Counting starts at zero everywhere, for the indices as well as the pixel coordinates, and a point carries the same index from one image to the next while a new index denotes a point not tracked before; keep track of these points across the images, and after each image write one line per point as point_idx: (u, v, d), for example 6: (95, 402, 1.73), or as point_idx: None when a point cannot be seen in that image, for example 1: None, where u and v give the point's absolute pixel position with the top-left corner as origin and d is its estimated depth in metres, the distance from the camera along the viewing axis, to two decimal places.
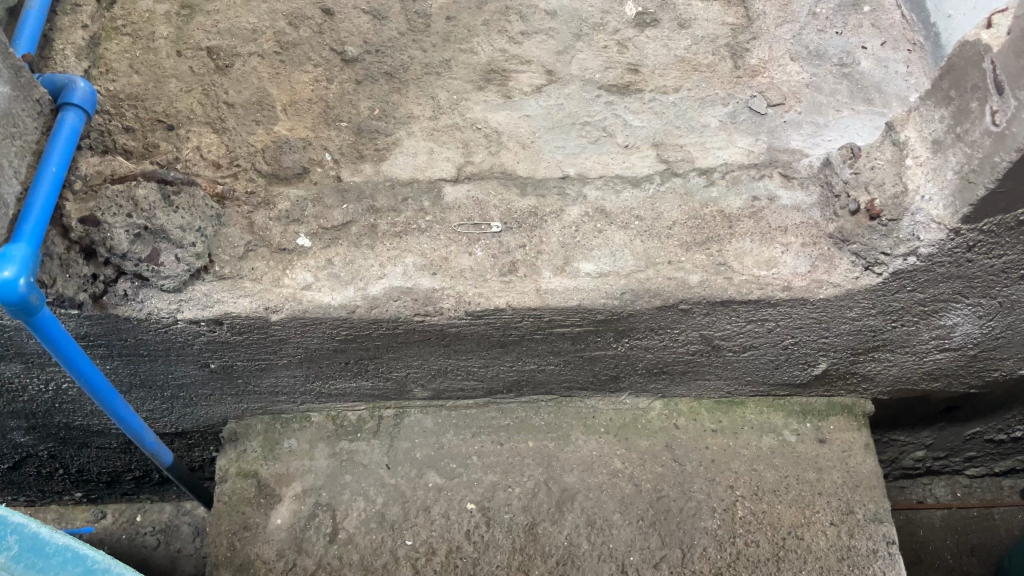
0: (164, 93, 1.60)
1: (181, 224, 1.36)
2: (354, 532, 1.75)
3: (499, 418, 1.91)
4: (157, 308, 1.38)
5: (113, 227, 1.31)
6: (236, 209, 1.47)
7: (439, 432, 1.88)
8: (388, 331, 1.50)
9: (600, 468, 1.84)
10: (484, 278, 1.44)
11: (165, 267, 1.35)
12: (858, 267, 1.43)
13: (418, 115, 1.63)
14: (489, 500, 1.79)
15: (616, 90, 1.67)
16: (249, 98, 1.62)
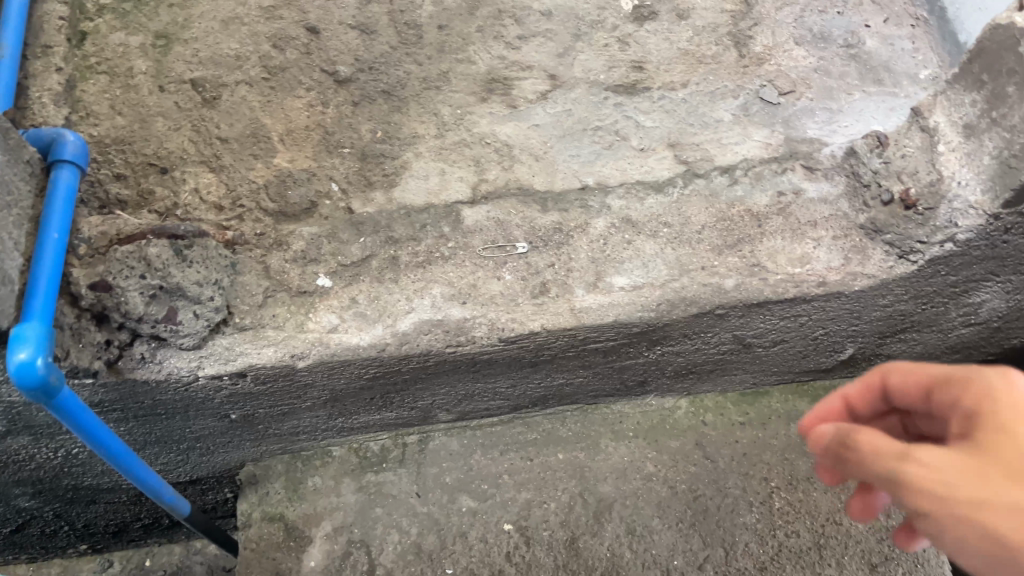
0: (152, 133, 1.51)
1: (197, 279, 1.28)
2: (392, 567, 1.70)
3: (526, 433, 1.87)
4: (177, 367, 1.31)
5: (126, 290, 1.22)
6: (249, 254, 1.39)
7: (466, 454, 1.84)
8: (418, 364, 1.44)
9: (633, 473, 1.81)
10: (516, 303, 1.39)
11: (183, 325, 1.28)
12: (892, 256, 1.40)
13: (423, 134, 1.56)
14: (526, 519, 1.75)
15: (623, 91, 1.62)
16: (243, 131, 1.53)
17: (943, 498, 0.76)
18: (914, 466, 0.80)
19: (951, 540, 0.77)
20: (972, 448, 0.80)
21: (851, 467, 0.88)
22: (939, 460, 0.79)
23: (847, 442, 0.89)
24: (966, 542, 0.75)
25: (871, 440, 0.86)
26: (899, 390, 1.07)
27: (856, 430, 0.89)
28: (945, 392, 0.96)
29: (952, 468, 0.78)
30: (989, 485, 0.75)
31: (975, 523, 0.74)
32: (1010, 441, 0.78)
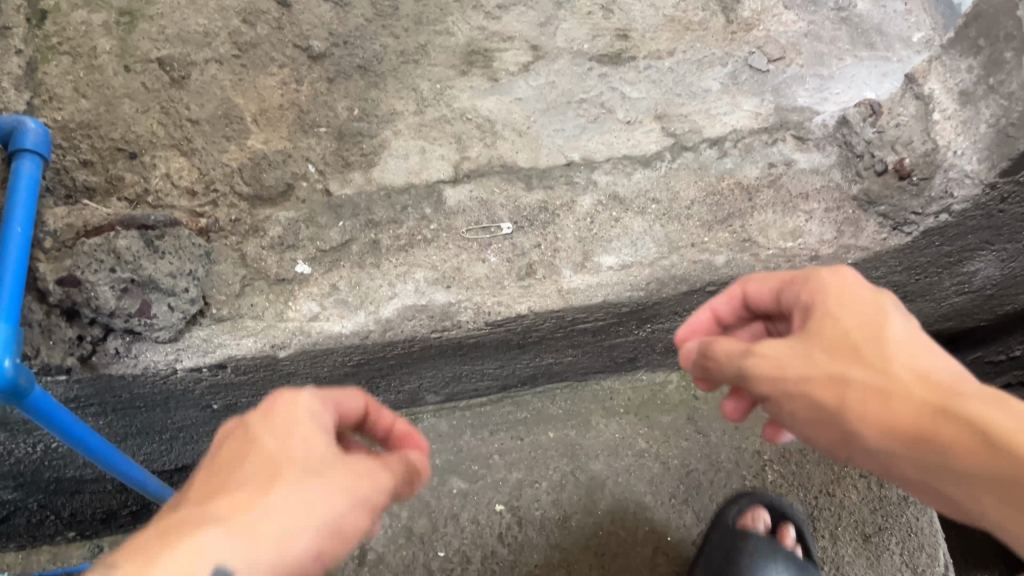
0: (118, 116, 1.45)
1: (171, 271, 1.23)
2: (383, 551, 1.69)
3: (515, 412, 1.84)
4: (154, 361, 1.28)
5: (96, 285, 1.17)
6: (224, 241, 1.34)
7: (455, 435, 1.81)
8: (404, 350, 1.41)
9: (625, 450, 1.79)
10: (501, 285, 1.36)
11: (158, 319, 1.23)
12: (886, 228, 1.39)
13: (402, 111, 1.50)
14: (518, 499, 1.74)
15: (608, 61, 1.56)
16: (214, 112, 1.47)
17: (779, 377, 0.89)
18: (756, 356, 0.91)
19: (789, 411, 0.90)
20: (800, 334, 0.91)
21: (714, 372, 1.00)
22: (775, 348, 0.90)
23: (706, 353, 1.00)
24: (801, 411, 0.89)
25: (722, 344, 0.97)
26: (755, 298, 1.07)
27: (713, 339, 0.99)
28: (791, 291, 0.99)
29: (782, 353, 0.89)
30: (812, 362, 0.87)
31: (802, 398, 0.87)
32: (831, 323, 0.89)
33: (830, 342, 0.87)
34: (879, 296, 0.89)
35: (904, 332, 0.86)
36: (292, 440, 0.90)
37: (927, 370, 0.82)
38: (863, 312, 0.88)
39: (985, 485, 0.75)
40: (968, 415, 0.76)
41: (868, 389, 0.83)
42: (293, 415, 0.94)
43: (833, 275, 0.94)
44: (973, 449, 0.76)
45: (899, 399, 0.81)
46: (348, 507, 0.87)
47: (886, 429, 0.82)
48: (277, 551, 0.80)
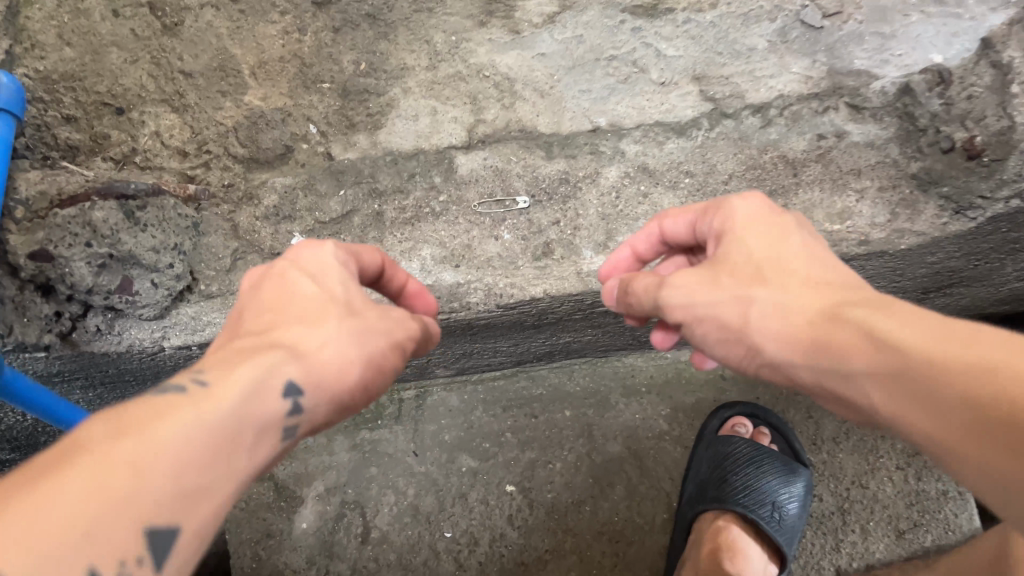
0: (105, 67, 1.31)
1: (149, 244, 1.11)
2: (387, 529, 1.62)
3: (531, 388, 1.73)
4: (139, 339, 1.19)
5: (71, 260, 1.06)
6: (215, 211, 1.23)
7: (466, 411, 1.71)
8: None
9: (645, 433, 1.69)
10: (515, 266, 1.25)
11: (140, 296, 1.14)
12: (947, 212, 1.24)
13: (413, 66, 1.35)
14: (529, 480, 1.66)
15: (643, 13, 1.34)
16: (208, 64, 1.34)
17: (689, 306, 0.96)
18: (670, 289, 0.97)
19: (699, 334, 0.97)
20: (709, 260, 0.99)
21: (658, 309, 1.00)
22: (687, 276, 0.97)
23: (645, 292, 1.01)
24: (710, 332, 0.95)
25: (641, 280, 1.03)
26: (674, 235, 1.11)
27: (631, 277, 1.06)
28: (704, 222, 1.05)
29: (692, 281, 0.96)
30: (718, 286, 0.94)
31: (712, 320, 0.94)
32: (736, 248, 0.97)
33: (730, 267, 0.95)
34: (774, 217, 0.98)
35: (798, 256, 0.94)
36: (324, 284, 0.94)
37: (823, 292, 0.88)
38: (763, 237, 0.96)
39: (878, 380, 0.77)
40: (861, 322, 0.80)
41: (772, 305, 0.90)
42: (323, 264, 0.97)
43: (732, 203, 1.01)
44: (873, 352, 0.78)
45: (792, 313, 0.88)
46: (381, 347, 0.93)
47: (785, 343, 0.87)
48: (328, 378, 0.87)
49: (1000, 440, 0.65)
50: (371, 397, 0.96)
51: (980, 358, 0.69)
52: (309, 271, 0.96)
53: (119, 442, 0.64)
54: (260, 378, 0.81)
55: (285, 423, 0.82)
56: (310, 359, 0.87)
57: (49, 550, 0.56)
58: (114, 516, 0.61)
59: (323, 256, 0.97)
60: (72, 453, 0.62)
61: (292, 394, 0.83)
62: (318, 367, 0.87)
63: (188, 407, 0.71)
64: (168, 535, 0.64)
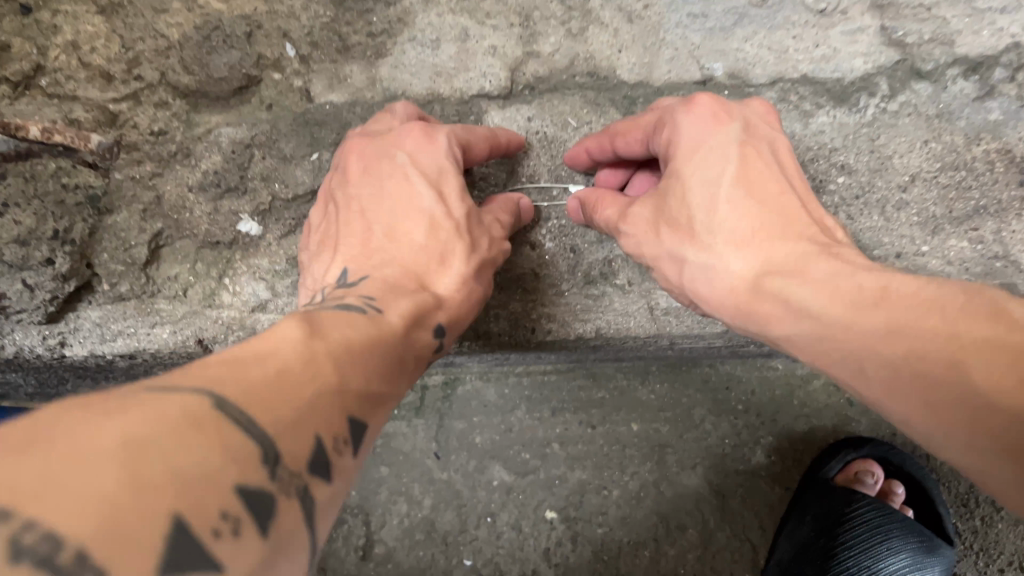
0: None
1: (7, 234, 0.81)
2: (394, 546, 1.31)
3: (592, 390, 1.32)
4: (25, 346, 0.89)
5: None
6: (131, 172, 0.86)
7: (505, 410, 1.32)
8: None
9: (734, 464, 1.30)
10: (557, 293, 0.90)
11: (10, 301, 0.84)
12: None
13: None
14: (576, 508, 1.30)
15: None
16: None
17: (635, 247, 0.78)
18: (628, 237, 0.78)
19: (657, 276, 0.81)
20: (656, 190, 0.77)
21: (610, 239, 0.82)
22: (635, 217, 0.77)
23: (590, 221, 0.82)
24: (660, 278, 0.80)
25: (603, 210, 0.81)
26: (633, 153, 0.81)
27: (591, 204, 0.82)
28: (655, 144, 0.77)
29: (642, 233, 0.77)
30: (658, 235, 0.75)
31: (659, 270, 0.78)
32: (675, 188, 0.73)
33: (667, 215, 0.74)
34: (715, 132, 0.73)
35: (736, 187, 0.71)
36: (444, 196, 0.76)
37: (759, 246, 0.69)
38: (709, 171, 0.72)
39: (810, 353, 0.64)
40: (784, 292, 0.65)
41: (705, 270, 0.72)
42: (439, 167, 0.77)
43: (676, 121, 0.74)
44: (802, 327, 0.64)
45: (721, 270, 0.70)
46: (490, 280, 0.80)
47: (717, 305, 0.72)
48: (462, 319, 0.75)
49: (914, 398, 0.54)
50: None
51: (889, 324, 0.56)
52: (426, 175, 0.77)
53: (316, 340, 0.52)
54: (420, 306, 0.69)
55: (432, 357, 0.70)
56: (450, 302, 0.73)
57: (283, 409, 0.44)
58: (330, 403, 0.49)
59: (440, 150, 0.77)
60: (274, 344, 0.49)
61: (439, 336, 0.70)
62: (455, 309, 0.73)
63: (361, 324, 0.59)
64: (365, 429, 0.52)
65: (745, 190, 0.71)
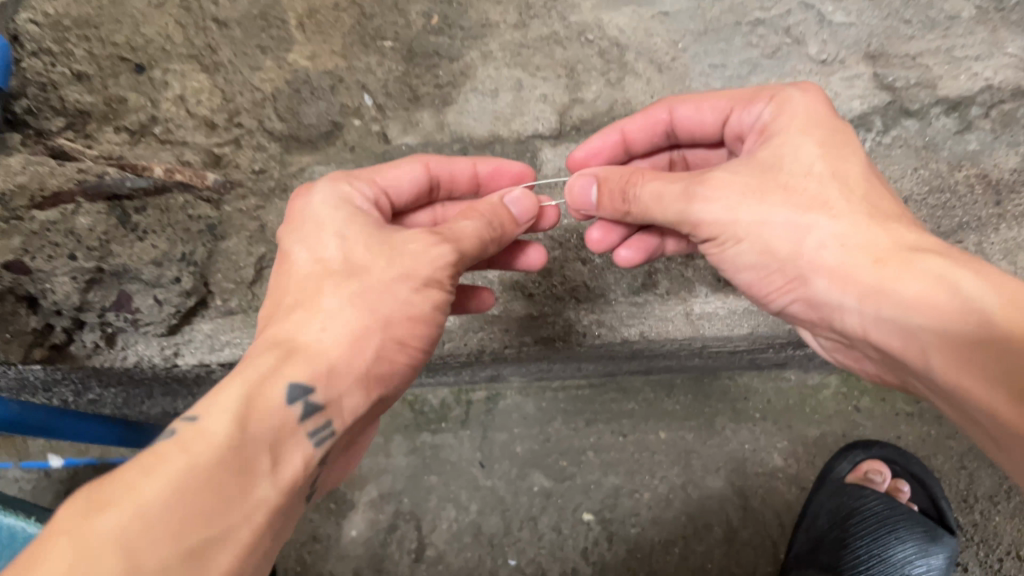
0: (125, 11, 1.05)
1: (147, 256, 0.94)
2: (444, 549, 1.43)
3: (622, 401, 1.47)
4: (145, 356, 1.02)
5: (52, 276, 0.90)
6: (239, 206, 0.99)
7: (543, 421, 1.47)
8: (469, 356, 1.07)
9: (754, 468, 1.43)
10: (608, 300, 1.01)
11: (142, 314, 0.98)
12: None
13: (497, 22, 1.07)
14: (610, 509, 1.42)
15: None
16: (247, 10, 1.07)
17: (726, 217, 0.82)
18: (699, 204, 0.83)
19: (731, 252, 0.85)
20: (749, 163, 0.83)
21: (648, 210, 0.85)
22: (720, 182, 0.82)
23: (626, 193, 0.86)
24: (749, 253, 0.84)
25: (647, 182, 0.85)
26: (693, 121, 0.96)
27: (632, 171, 0.87)
28: (748, 112, 0.89)
29: (736, 196, 0.81)
30: (771, 202, 0.80)
31: (752, 240, 0.82)
32: (792, 157, 0.82)
33: (788, 184, 0.80)
34: (839, 125, 0.83)
35: (864, 180, 0.80)
36: (316, 250, 0.83)
37: (891, 229, 0.76)
38: (835, 157, 0.81)
39: (931, 332, 0.70)
40: (933, 270, 0.71)
41: (835, 235, 0.77)
42: (310, 224, 0.85)
43: (791, 96, 0.85)
44: (941, 313, 0.69)
45: (858, 247, 0.76)
46: (403, 299, 0.80)
47: (837, 285, 0.78)
48: (348, 363, 0.77)
49: None
50: (435, 341, 0.86)
51: None
52: (298, 242, 0.84)
53: (100, 512, 0.57)
54: (256, 388, 0.71)
55: (304, 427, 0.72)
56: (313, 361, 0.75)
57: None
58: None
59: (309, 202, 0.86)
60: (42, 542, 0.56)
61: (302, 397, 0.73)
62: (322, 360, 0.76)
63: (160, 458, 0.62)
64: None
65: (873, 184, 0.80)
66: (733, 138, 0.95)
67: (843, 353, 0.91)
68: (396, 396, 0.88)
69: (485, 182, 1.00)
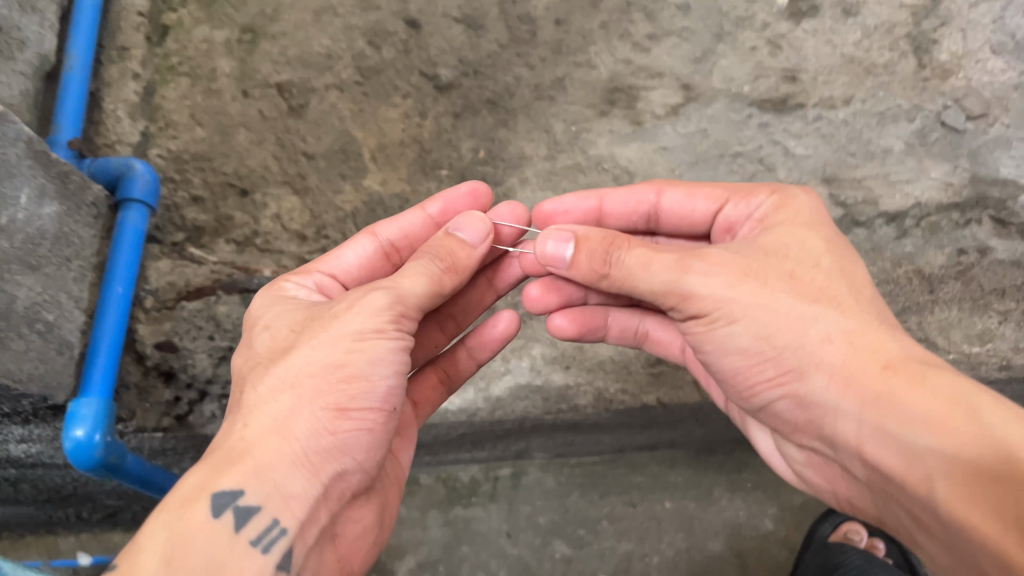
0: (233, 148, 1.34)
1: None
2: None
3: (630, 475, 1.67)
4: None
5: (194, 352, 1.22)
6: None
7: (562, 495, 1.66)
8: (512, 426, 1.27)
9: (748, 532, 1.63)
10: (629, 370, 1.25)
11: None
12: None
13: (532, 155, 1.36)
14: (625, 572, 1.60)
15: (771, 107, 1.37)
16: (331, 146, 1.36)
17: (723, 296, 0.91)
18: (692, 274, 0.92)
19: (721, 332, 0.93)
20: (750, 248, 0.94)
21: (623, 271, 0.94)
22: (715, 258, 0.93)
23: (609, 256, 0.95)
24: (741, 334, 0.92)
25: (633, 249, 0.94)
26: (677, 207, 1.11)
27: (615, 235, 0.96)
28: (740, 206, 1.04)
29: (725, 272, 0.91)
30: (772, 288, 0.90)
31: (744, 323, 0.91)
32: (797, 246, 0.94)
33: (797, 276, 0.92)
34: (838, 235, 0.97)
35: (869, 290, 0.93)
36: (254, 346, 0.94)
37: (898, 341, 0.88)
38: (843, 265, 0.93)
39: (935, 449, 0.78)
40: (939, 388, 0.81)
41: (841, 332, 0.88)
42: (254, 319, 0.98)
43: (799, 195, 1.00)
44: (947, 436, 0.78)
45: (862, 350, 0.87)
46: (335, 357, 0.87)
47: (838, 385, 0.87)
48: (279, 453, 0.83)
49: None
50: (388, 401, 0.90)
51: None
52: (240, 350, 0.96)
53: None
54: (186, 500, 0.80)
55: (241, 536, 0.79)
56: (242, 457, 0.83)
57: None
58: None
59: (258, 305, 1.00)
60: None
61: (227, 498, 0.80)
62: (250, 450, 0.83)
63: None
64: None
65: (875, 298, 0.92)
66: (720, 230, 1.08)
67: (812, 469, 1.02)
68: (370, 469, 0.92)
69: (441, 217, 1.13)
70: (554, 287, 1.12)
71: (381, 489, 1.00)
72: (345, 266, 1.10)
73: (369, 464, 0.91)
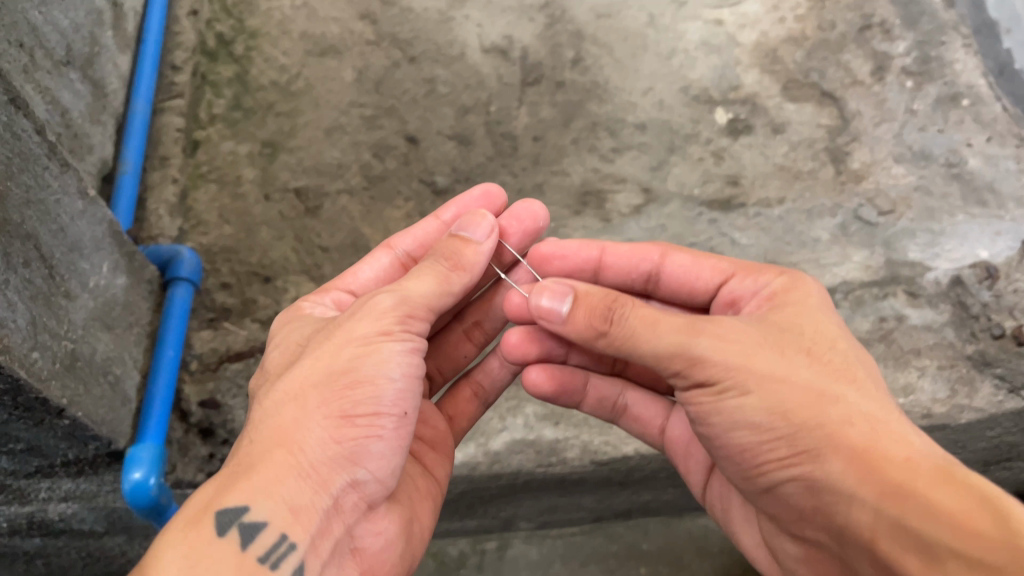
0: (257, 242, 1.54)
1: None
2: None
3: (608, 545, 1.81)
4: None
5: (233, 408, 1.36)
6: None
7: (545, 565, 1.79)
8: (508, 481, 1.43)
9: None
10: (609, 425, 1.43)
11: None
12: (1001, 391, 1.40)
13: None
14: None
15: (718, 206, 1.63)
16: (343, 241, 1.55)
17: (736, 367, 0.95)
18: (701, 340, 0.96)
19: (730, 404, 0.97)
20: (763, 324, 1.00)
21: (625, 329, 0.98)
22: (725, 327, 0.98)
23: (611, 316, 0.99)
24: (750, 406, 0.95)
25: (636, 309, 0.99)
26: (677, 272, 1.21)
27: (618, 296, 1.01)
28: (744, 283, 1.13)
29: (739, 341, 0.97)
30: (790, 366, 0.95)
31: (750, 392, 0.95)
32: (812, 327, 1.01)
33: (814, 355, 0.97)
34: (835, 313, 1.05)
35: (878, 379, 0.98)
36: (269, 366, 1.09)
37: (908, 430, 0.92)
38: (854, 353, 0.99)
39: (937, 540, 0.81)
40: (949, 482, 0.84)
41: (856, 415, 0.92)
42: (274, 341, 1.14)
43: (808, 279, 1.09)
44: (962, 535, 0.79)
45: (881, 435, 0.91)
46: (341, 362, 1.00)
47: (854, 471, 0.89)
48: (287, 465, 0.94)
49: None
50: (398, 403, 1.01)
51: None
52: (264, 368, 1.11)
53: None
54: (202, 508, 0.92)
55: (251, 549, 0.90)
56: (252, 471, 0.93)
57: None
58: None
59: (278, 329, 1.15)
60: None
61: (236, 509, 0.91)
62: (258, 458, 0.95)
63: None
64: None
65: (885, 387, 0.98)
66: (722, 302, 1.17)
67: (809, 565, 1.06)
68: (383, 477, 1.02)
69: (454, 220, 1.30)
70: (534, 339, 1.26)
71: (404, 501, 1.11)
72: (362, 280, 1.26)
73: (384, 475, 1.02)
